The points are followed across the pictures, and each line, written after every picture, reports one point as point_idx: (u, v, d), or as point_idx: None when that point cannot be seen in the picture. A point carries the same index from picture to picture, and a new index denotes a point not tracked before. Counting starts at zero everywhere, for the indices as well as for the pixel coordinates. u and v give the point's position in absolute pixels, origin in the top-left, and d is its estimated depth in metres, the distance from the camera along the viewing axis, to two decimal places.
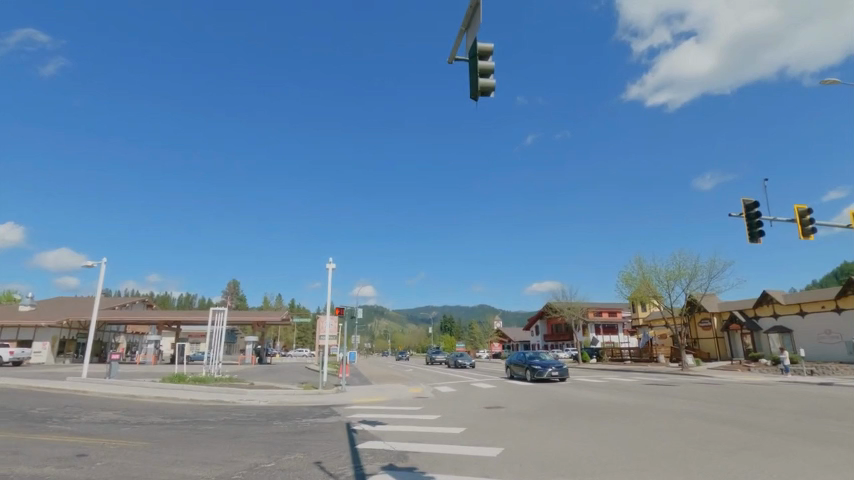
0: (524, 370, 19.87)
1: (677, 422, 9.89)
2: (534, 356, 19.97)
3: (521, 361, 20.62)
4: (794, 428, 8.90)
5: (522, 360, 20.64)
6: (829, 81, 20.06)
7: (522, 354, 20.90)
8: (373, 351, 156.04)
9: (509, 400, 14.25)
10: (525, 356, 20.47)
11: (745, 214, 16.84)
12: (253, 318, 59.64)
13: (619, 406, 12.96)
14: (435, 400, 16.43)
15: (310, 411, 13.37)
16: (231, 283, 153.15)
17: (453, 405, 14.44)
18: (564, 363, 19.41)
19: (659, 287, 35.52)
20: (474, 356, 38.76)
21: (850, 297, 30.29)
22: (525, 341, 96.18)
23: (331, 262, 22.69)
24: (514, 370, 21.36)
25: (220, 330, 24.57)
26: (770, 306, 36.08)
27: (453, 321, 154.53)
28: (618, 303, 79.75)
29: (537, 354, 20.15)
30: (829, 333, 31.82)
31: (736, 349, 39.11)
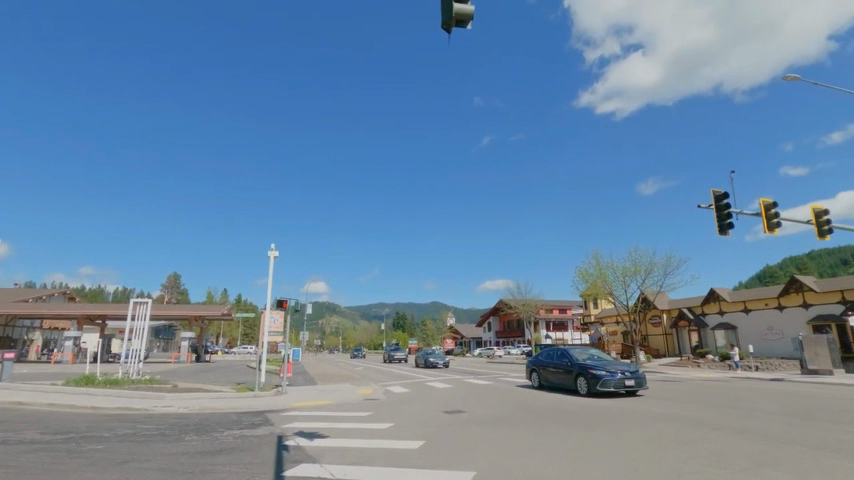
0: (570, 374, 14.57)
1: (666, 429, 8.62)
2: (582, 355, 14.78)
3: (560, 362, 15.30)
4: (795, 434, 7.81)
5: (561, 360, 15.32)
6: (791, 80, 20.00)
7: (561, 352, 15.59)
8: (324, 348, 151.75)
9: (471, 404, 12.62)
10: (568, 356, 15.15)
11: (715, 205, 16.22)
12: (192, 313, 55.40)
13: (592, 409, 11.65)
14: (388, 405, 14.51)
15: (237, 420, 11.21)
16: (170, 276, 144.18)
17: (408, 410, 12.65)
18: (635, 366, 13.85)
19: (615, 283, 35.45)
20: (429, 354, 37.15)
21: (792, 295, 31.32)
22: (477, 338, 96.20)
23: (274, 250, 20.33)
24: (545, 374, 15.96)
25: (142, 325, 21.60)
26: (716, 303, 36.93)
27: (406, 317, 153.17)
28: (569, 301, 81.19)
29: (584, 353, 14.96)
30: (771, 329, 32.76)
31: (684, 345, 39.95)
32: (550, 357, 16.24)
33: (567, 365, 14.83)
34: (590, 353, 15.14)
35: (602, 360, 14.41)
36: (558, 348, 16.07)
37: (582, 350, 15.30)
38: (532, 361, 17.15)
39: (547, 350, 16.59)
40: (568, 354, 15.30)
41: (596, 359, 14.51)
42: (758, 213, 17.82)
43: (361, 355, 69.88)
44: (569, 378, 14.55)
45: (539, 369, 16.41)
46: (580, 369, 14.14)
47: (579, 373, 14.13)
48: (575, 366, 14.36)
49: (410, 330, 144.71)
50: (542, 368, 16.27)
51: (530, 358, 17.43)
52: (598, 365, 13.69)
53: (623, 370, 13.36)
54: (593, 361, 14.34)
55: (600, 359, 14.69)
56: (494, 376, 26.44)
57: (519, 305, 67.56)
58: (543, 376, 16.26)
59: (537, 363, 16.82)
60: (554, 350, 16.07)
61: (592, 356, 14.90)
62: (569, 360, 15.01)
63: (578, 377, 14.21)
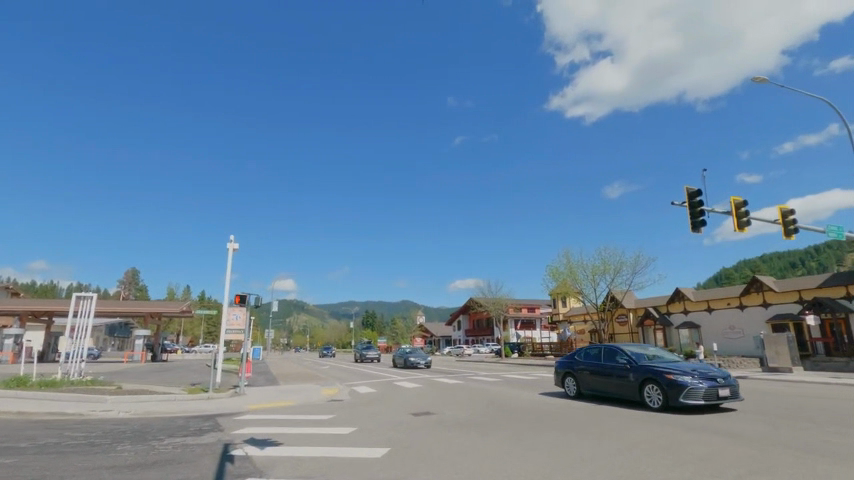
0: (632, 380, 10.91)
1: (648, 432, 8.19)
2: (643, 355, 11.21)
3: (613, 365, 11.61)
4: (782, 436, 7.47)
5: (614, 362, 11.65)
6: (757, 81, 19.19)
7: (613, 351, 11.89)
8: (290, 347, 148.53)
9: (441, 406, 11.90)
10: (624, 356, 11.48)
11: (689, 202, 16.10)
12: (148, 310, 52.43)
13: (568, 410, 11.13)
14: (353, 406, 13.63)
15: (182, 426, 10.10)
16: (128, 272, 137.56)
17: (374, 413, 11.82)
18: (724, 371, 10.36)
19: (584, 282, 35.58)
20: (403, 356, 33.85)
21: (753, 294, 32.21)
22: (447, 336, 96.00)
23: (232, 242, 19.07)
24: (589, 380, 12.21)
25: (84, 323, 19.94)
26: (681, 302, 37.65)
27: (375, 316, 151.70)
28: (537, 300, 82.00)
29: (646, 352, 11.38)
30: (733, 328, 33.58)
31: (649, 343, 40.63)
32: (592, 357, 12.51)
33: (625, 368, 11.22)
34: (651, 352, 11.55)
35: (673, 361, 10.84)
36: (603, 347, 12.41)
37: (640, 348, 11.70)
38: (563, 363, 13.36)
39: (587, 348, 12.86)
40: (622, 353, 11.65)
41: (666, 361, 10.93)
42: (728, 212, 17.88)
43: (330, 354, 68.31)
44: (631, 386, 10.93)
45: (578, 374, 12.63)
46: (650, 373, 10.51)
47: (648, 379, 10.50)
48: (640, 370, 10.71)
49: (379, 328, 143.57)
50: (583, 373, 12.52)
51: (560, 359, 13.65)
52: (677, 369, 10.15)
53: (713, 375, 9.87)
54: (663, 363, 10.75)
55: (668, 359, 11.15)
56: (465, 375, 25.78)
57: (489, 303, 67.46)
58: (583, 382, 12.48)
59: (572, 365, 13.04)
60: (599, 348, 12.34)
61: (657, 356, 11.31)
62: (626, 361, 11.35)
63: (646, 384, 10.58)
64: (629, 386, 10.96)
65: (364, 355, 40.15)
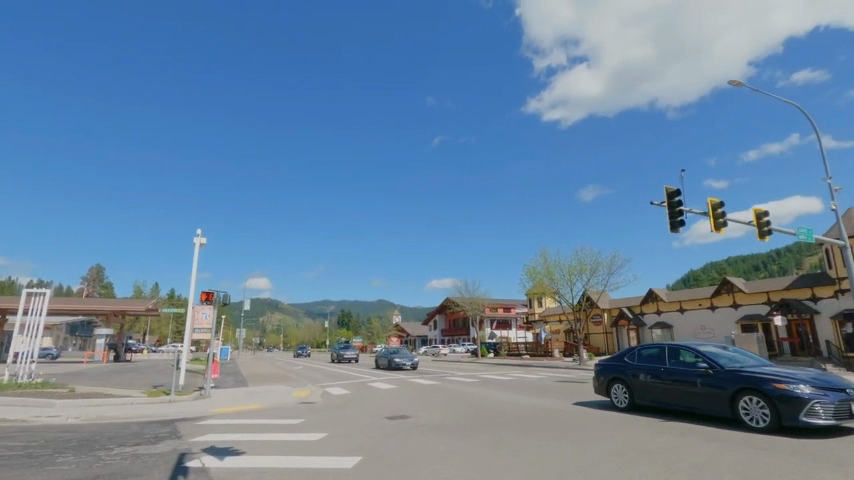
0: (716, 391, 8.49)
1: (634, 437, 7.88)
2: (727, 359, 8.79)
3: (687, 371, 9.12)
4: (770, 440, 7.27)
5: (686, 367, 9.20)
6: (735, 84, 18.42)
7: (684, 353, 9.44)
8: (263, 346, 145.71)
9: (419, 409, 11.40)
10: (702, 359, 9.02)
11: (668, 202, 16.07)
12: (111, 308, 50.12)
13: (550, 413, 10.80)
14: (325, 409, 12.99)
15: (136, 433, 9.31)
16: (93, 268, 132.32)
17: (348, 416, 11.23)
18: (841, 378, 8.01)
19: (561, 282, 35.67)
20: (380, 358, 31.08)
21: (724, 295, 32.90)
22: (422, 336, 95.65)
23: (200, 236, 18.18)
24: (652, 389, 9.68)
25: (36, 320, 18.66)
26: (654, 303, 38.19)
27: (351, 315, 150.24)
28: (513, 300, 82.48)
29: (729, 355, 8.96)
30: (704, 329, 34.19)
31: (623, 343, 41.12)
32: (652, 360, 10.01)
33: (706, 374, 8.76)
34: (733, 355, 9.12)
35: (770, 367, 8.45)
36: (666, 347, 9.95)
37: (719, 350, 9.27)
38: (610, 367, 10.85)
39: (642, 349, 10.39)
40: (697, 355, 9.21)
41: (761, 366, 8.53)
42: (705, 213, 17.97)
43: (305, 354, 66.99)
44: (717, 400, 8.46)
45: (635, 381, 10.10)
46: (746, 382, 8.08)
47: (746, 389, 8.05)
48: (731, 377, 8.28)
49: (355, 328, 142.20)
50: (640, 380, 10.01)
51: (603, 362, 11.14)
52: (786, 376, 7.75)
53: (835, 385, 7.52)
54: (759, 369, 8.34)
55: (760, 364, 8.74)
56: (442, 375, 25.32)
57: (465, 303, 67.32)
58: (642, 391, 9.95)
59: (621, 370, 10.55)
60: (660, 349, 9.92)
61: (743, 359, 8.90)
62: (706, 365, 8.89)
63: (742, 396, 8.12)
64: (714, 399, 8.51)
65: (340, 354, 39.33)
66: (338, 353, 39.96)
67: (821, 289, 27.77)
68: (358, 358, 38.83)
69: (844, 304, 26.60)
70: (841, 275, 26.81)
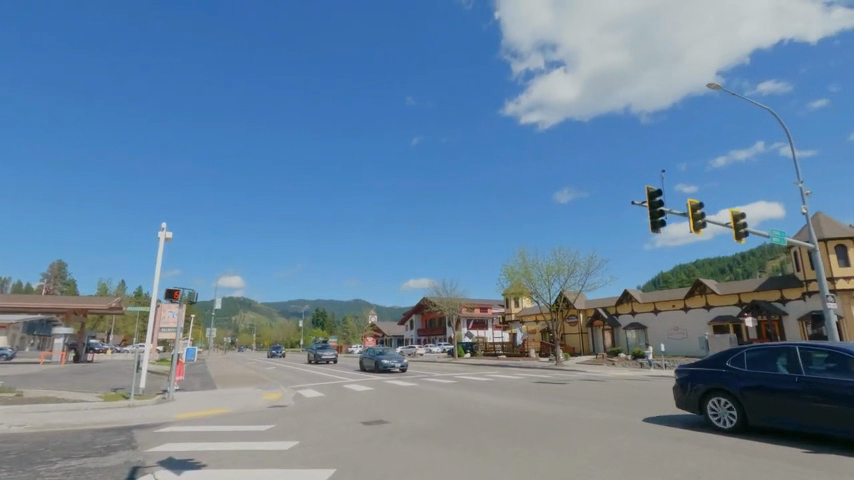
0: None
1: (623, 444, 7.53)
2: None
3: (840, 381, 6.77)
4: (763, 447, 7.02)
5: (838, 376, 6.82)
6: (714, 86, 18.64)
7: (822, 357, 7.16)
8: (235, 346, 142.25)
9: (396, 412, 10.90)
10: None
11: (649, 202, 16.00)
12: (71, 306, 47.61)
13: (533, 417, 10.40)
14: (297, 413, 12.29)
15: (86, 443, 8.48)
16: (55, 265, 126.52)
17: (321, 422, 10.58)
18: None
19: (538, 282, 35.64)
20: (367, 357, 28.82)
21: (697, 296, 33.48)
22: (399, 335, 94.84)
23: (166, 231, 17.16)
24: (782, 406, 7.23)
25: None
26: (629, 304, 38.63)
27: (326, 315, 148.23)
28: (489, 300, 82.69)
29: None
30: (677, 329, 34.72)
31: (597, 344, 41.49)
32: (771, 367, 7.66)
33: None
34: None
35: None
36: (789, 349, 7.66)
37: None
38: (704, 375, 8.35)
39: (751, 353, 8.00)
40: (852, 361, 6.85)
41: None
42: (684, 214, 18.04)
43: (280, 354, 65.42)
44: None
45: (749, 394, 7.63)
46: None
47: None
48: None
49: (330, 327, 140.28)
50: (758, 394, 7.54)
51: (692, 369, 8.63)
52: None
53: None
54: None
55: None
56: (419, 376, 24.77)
57: (443, 303, 66.96)
58: (760, 406, 7.51)
59: (724, 379, 8.05)
60: (786, 353, 7.56)
61: None
62: None
63: None
64: None
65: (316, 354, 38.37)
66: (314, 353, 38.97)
67: (790, 291, 28.48)
68: (334, 359, 37.94)
69: (812, 306, 27.34)
70: (808, 277, 27.56)
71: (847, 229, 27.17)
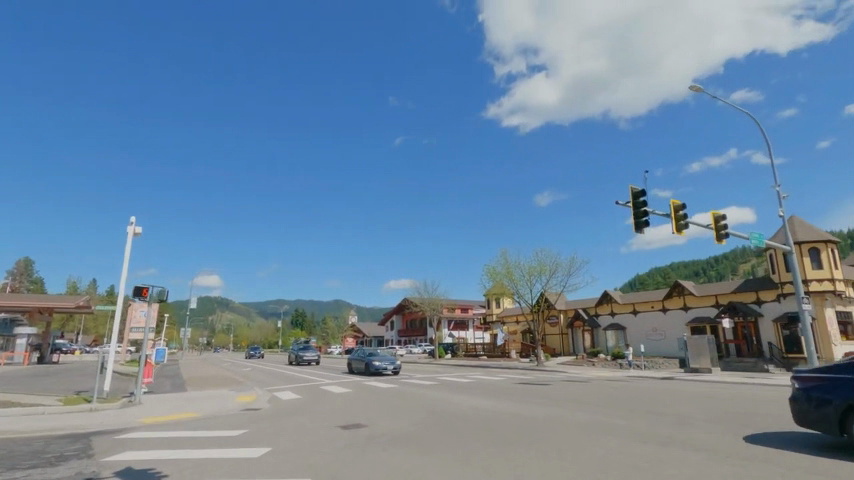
0: None
1: (612, 448, 7.28)
2: None
3: None
4: (754, 452, 6.84)
5: None
6: (696, 87, 18.75)
7: None
8: (211, 347, 138.98)
9: (376, 415, 10.47)
10: None
11: (633, 201, 15.91)
12: (36, 304, 45.47)
13: (517, 419, 10.11)
14: (272, 417, 11.72)
15: (36, 452, 7.78)
16: (21, 262, 121.51)
17: (297, 426, 10.07)
18: None
19: (520, 282, 35.54)
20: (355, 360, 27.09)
21: (675, 298, 33.87)
22: (379, 336, 94.07)
23: (134, 225, 16.37)
24: None
25: None
26: (609, 305, 38.89)
27: (305, 315, 146.15)
28: (470, 300, 82.55)
29: None
30: (655, 330, 35.06)
31: (577, 344, 41.66)
32: None
33: None
34: None
35: None
36: None
37: None
38: (842, 385, 6.68)
39: None
40: None
41: None
42: (667, 215, 18.05)
43: (258, 355, 63.96)
44: None
45: None
46: None
47: None
48: None
49: (309, 327, 138.51)
50: None
51: (823, 378, 6.95)
52: None
53: None
54: None
55: None
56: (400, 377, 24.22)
57: (424, 303, 66.54)
58: None
59: None
60: None
61: None
62: None
63: None
64: None
65: (298, 355, 37.44)
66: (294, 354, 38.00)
67: (765, 293, 29.01)
68: (316, 361, 37.00)
69: (786, 307, 27.89)
70: (783, 279, 28.10)
71: (820, 232, 27.80)
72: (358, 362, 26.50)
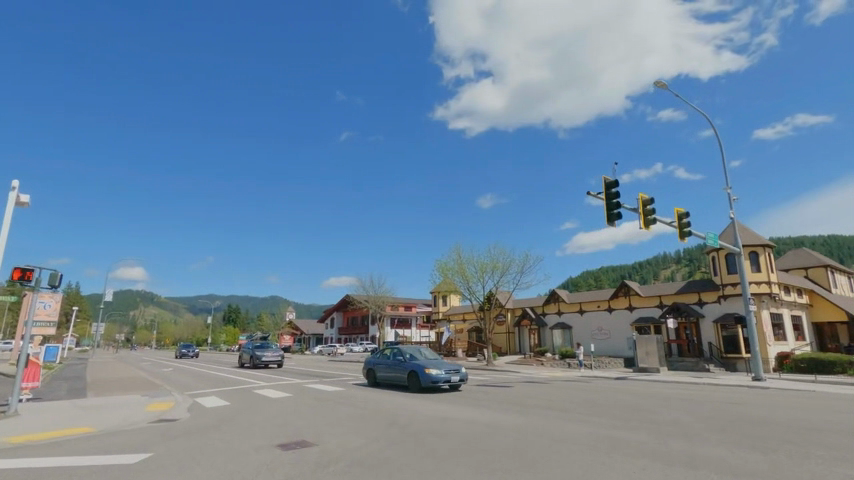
0: None
1: (632, 470, 5.79)
2: None
3: None
4: (793, 469, 5.70)
5: None
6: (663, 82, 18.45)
7: None
8: (130, 344, 127.46)
9: (325, 429, 8.54)
10: None
11: (605, 193, 14.95)
12: None
13: (494, 429, 8.50)
14: (191, 431, 9.41)
15: None
16: None
17: (220, 447, 7.83)
18: None
19: (472, 278, 34.42)
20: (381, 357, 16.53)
21: (621, 298, 34.27)
22: (318, 334, 90.13)
23: (25, 196, 13.30)
24: None
25: None
26: (556, 304, 38.80)
27: (239, 312, 137.96)
28: (414, 299, 81.01)
29: None
30: (601, 330, 35.23)
31: (523, 343, 41.28)
32: None
33: None
34: None
35: None
36: None
37: None
38: None
39: None
40: None
41: None
42: (634, 209, 17.37)
43: (189, 355, 58.56)
44: None
45: None
46: None
47: None
48: None
49: (243, 325, 131.10)
50: None
51: None
52: None
53: None
54: None
55: None
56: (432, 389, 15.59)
57: (367, 300, 64.11)
58: None
59: None
60: None
61: None
62: None
63: None
64: None
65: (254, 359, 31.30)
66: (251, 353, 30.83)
67: (707, 294, 29.81)
68: (280, 361, 30.11)
69: (726, 308, 28.78)
70: (724, 281, 29.00)
71: (758, 238, 28.95)
72: (382, 367, 16.48)
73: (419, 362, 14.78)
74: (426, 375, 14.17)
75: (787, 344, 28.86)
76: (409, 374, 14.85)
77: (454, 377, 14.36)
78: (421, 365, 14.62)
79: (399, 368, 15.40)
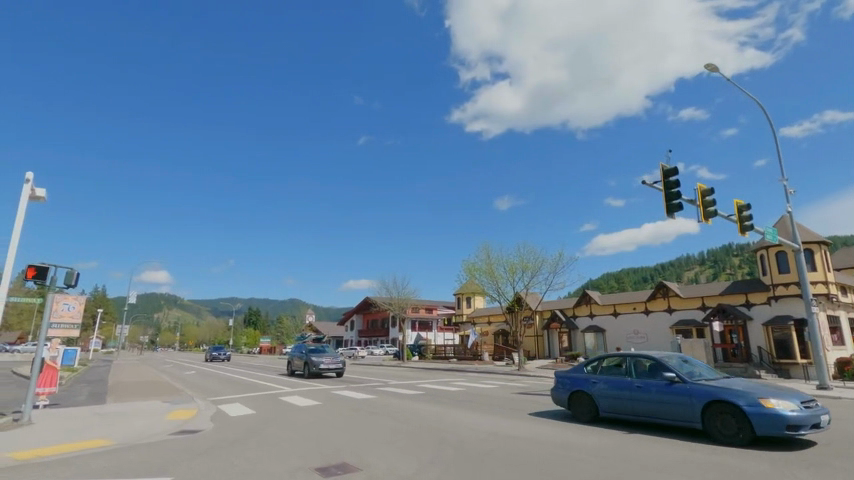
0: None
1: None
2: None
3: None
4: None
5: None
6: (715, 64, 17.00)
7: None
8: (155, 346, 129.35)
9: (366, 447, 7.38)
10: None
11: (663, 182, 13.50)
12: None
13: (567, 451, 7.18)
14: (214, 446, 8.34)
15: None
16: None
17: (247, 468, 6.73)
18: None
19: (502, 279, 33.03)
20: (613, 373, 9.33)
21: (658, 299, 32.46)
22: (338, 337, 89.63)
23: (41, 190, 12.54)
24: None
25: None
26: (587, 306, 37.07)
27: (260, 314, 138.81)
28: (435, 301, 79.83)
29: None
30: (637, 333, 33.47)
31: (553, 347, 39.65)
32: None
33: None
34: None
35: None
36: None
37: None
38: None
39: None
40: None
41: None
42: (690, 201, 15.85)
43: (219, 358, 58.62)
44: None
45: None
46: None
47: None
48: None
49: (263, 327, 131.78)
50: None
51: None
52: None
53: None
54: None
55: None
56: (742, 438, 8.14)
57: (388, 303, 63.12)
58: None
59: None
60: None
61: None
62: None
63: None
64: None
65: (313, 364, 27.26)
66: (308, 358, 27.52)
67: (755, 295, 27.86)
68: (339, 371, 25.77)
69: (777, 310, 26.82)
70: (775, 281, 27.04)
71: (812, 234, 26.90)
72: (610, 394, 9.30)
73: (730, 386, 7.66)
74: (768, 415, 7.04)
75: (844, 349, 26.74)
76: (714, 410, 7.66)
77: (818, 418, 7.19)
78: (741, 392, 7.47)
79: (670, 397, 8.23)
